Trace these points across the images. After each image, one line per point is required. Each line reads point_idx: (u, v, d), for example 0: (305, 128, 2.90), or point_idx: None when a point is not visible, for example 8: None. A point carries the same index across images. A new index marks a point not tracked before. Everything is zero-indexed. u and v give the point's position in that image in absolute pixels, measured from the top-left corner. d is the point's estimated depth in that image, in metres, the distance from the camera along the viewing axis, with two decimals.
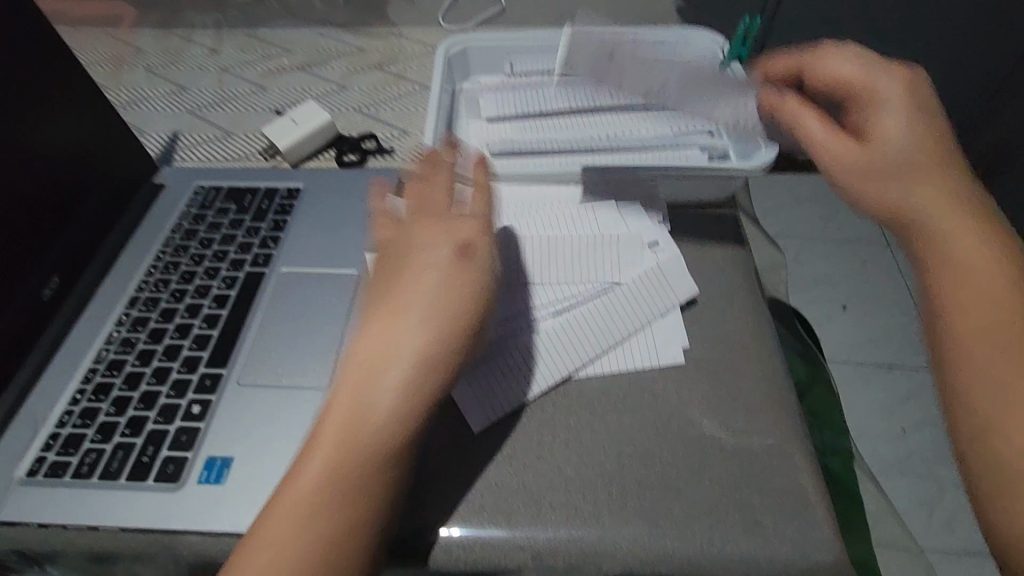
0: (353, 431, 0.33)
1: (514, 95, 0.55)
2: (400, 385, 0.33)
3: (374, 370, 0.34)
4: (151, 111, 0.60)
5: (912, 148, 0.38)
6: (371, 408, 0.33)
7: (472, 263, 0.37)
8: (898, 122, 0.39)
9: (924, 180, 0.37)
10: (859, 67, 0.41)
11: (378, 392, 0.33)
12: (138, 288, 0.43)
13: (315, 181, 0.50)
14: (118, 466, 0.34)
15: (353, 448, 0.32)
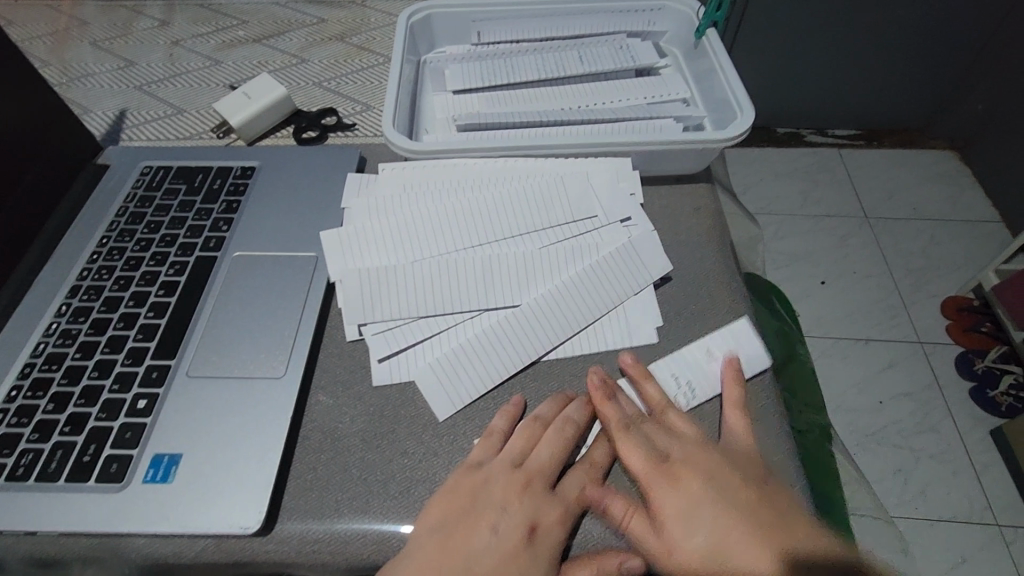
0: (463, 538, 0.31)
1: (481, 66, 0.53)
2: (515, 485, 0.33)
3: (467, 482, 0.33)
4: (96, 88, 0.56)
5: (725, 505, 0.32)
6: (482, 496, 0.32)
7: (556, 431, 0.35)
8: (703, 497, 0.33)
9: (700, 538, 0.32)
10: (655, 462, 0.34)
11: (486, 496, 0.32)
12: (80, 276, 0.40)
13: (271, 159, 0.47)
14: (56, 468, 0.31)
15: (461, 562, 0.30)
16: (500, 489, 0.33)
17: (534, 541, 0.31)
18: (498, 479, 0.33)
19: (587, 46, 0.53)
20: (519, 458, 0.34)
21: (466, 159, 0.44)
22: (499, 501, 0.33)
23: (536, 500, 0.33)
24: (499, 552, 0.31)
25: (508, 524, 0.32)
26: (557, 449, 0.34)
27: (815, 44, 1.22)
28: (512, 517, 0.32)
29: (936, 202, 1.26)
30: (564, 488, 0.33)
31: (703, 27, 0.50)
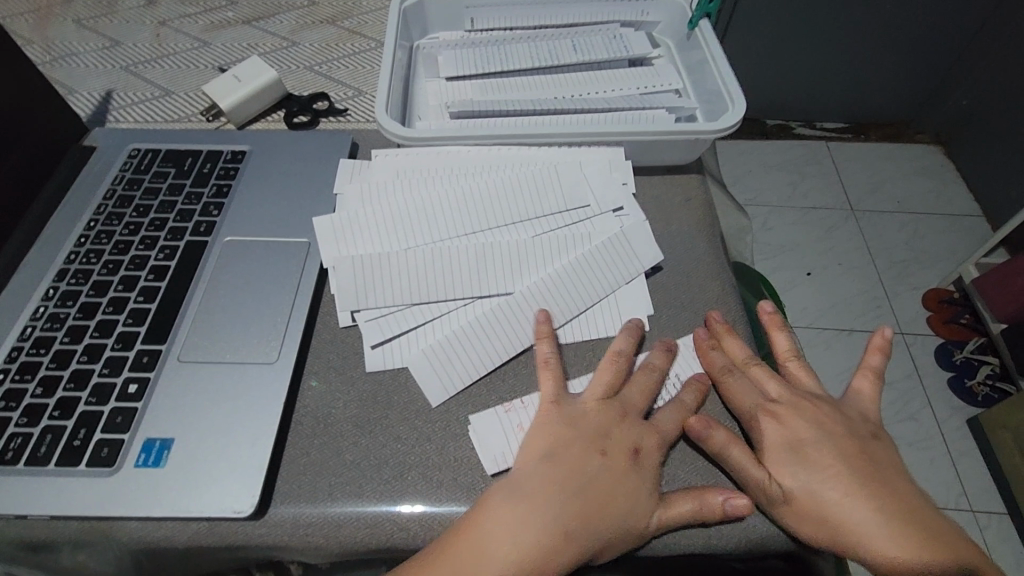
0: (571, 462, 0.32)
1: (474, 52, 0.52)
2: (615, 413, 0.35)
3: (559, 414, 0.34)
4: (81, 68, 0.55)
5: (825, 434, 0.35)
6: (582, 425, 0.34)
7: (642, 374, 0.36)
8: (810, 433, 0.35)
9: (798, 455, 0.34)
10: (758, 397, 0.36)
11: (586, 424, 0.34)
12: (67, 260, 0.40)
13: (261, 143, 0.47)
14: (46, 452, 0.31)
15: (567, 485, 0.32)
16: (598, 418, 0.34)
17: (640, 463, 0.33)
18: (593, 410, 0.35)
19: (581, 35, 0.53)
20: (612, 392, 0.36)
21: (459, 146, 0.44)
22: (600, 430, 0.34)
23: (634, 427, 0.34)
24: (609, 473, 0.32)
25: (614, 447, 0.33)
26: (644, 385, 0.36)
27: (806, 37, 1.22)
28: (616, 441, 0.33)
29: (920, 196, 1.28)
30: (659, 417, 0.34)
31: (696, 18, 0.50)
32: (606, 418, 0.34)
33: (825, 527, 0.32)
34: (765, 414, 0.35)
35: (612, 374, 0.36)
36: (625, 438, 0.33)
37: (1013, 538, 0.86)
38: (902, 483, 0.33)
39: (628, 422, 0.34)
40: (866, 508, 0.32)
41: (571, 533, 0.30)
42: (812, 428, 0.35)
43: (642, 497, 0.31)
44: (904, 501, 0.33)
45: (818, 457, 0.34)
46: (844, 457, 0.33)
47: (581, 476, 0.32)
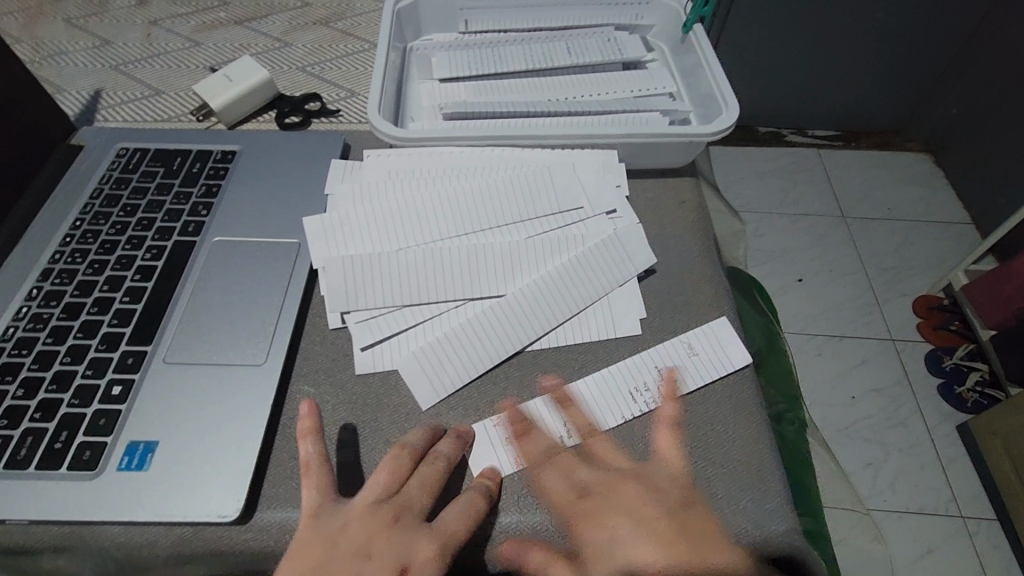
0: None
1: (467, 55, 0.52)
2: (382, 521, 0.30)
3: (314, 533, 0.29)
4: (71, 67, 0.55)
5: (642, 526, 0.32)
6: (339, 544, 0.29)
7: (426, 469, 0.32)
8: (621, 534, 0.32)
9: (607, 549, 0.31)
10: (575, 485, 0.33)
11: (346, 539, 0.29)
12: (52, 259, 0.39)
13: (252, 143, 0.47)
14: (26, 454, 0.30)
15: None
16: (360, 530, 0.30)
17: None
18: (356, 521, 0.30)
19: (575, 38, 0.53)
20: (384, 497, 0.31)
21: (452, 147, 0.44)
22: (361, 547, 0.29)
23: (408, 536, 0.30)
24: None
25: (375, 569, 0.28)
26: (427, 483, 0.32)
27: (797, 45, 1.23)
28: (377, 562, 0.29)
29: (910, 204, 1.29)
30: (438, 521, 0.30)
31: (689, 22, 0.50)
32: (369, 529, 0.30)
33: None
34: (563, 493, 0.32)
35: (390, 474, 0.32)
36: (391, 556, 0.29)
37: (1000, 544, 0.87)
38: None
39: (400, 534, 0.30)
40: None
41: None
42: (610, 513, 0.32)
43: None
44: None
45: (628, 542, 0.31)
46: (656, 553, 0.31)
47: None
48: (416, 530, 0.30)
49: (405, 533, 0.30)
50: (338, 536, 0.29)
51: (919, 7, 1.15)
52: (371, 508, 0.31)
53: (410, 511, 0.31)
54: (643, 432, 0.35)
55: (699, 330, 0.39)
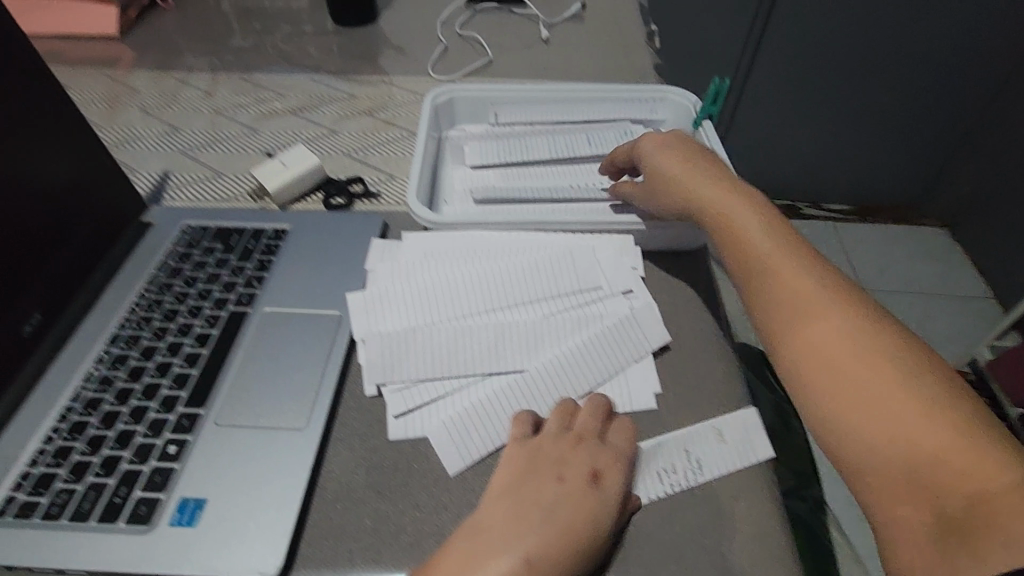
0: (533, 493, 0.34)
1: (498, 144, 0.57)
2: (567, 443, 0.37)
3: (522, 445, 0.37)
4: (144, 150, 0.61)
5: (830, 296, 0.35)
6: (541, 459, 0.36)
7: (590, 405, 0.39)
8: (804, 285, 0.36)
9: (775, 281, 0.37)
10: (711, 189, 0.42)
11: (544, 458, 0.36)
12: (120, 325, 0.43)
13: (301, 222, 0.51)
14: (89, 507, 0.33)
15: (535, 520, 0.33)
16: (554, 449, 0.37)
17: (598, 485, 0.35)
18: (550, 441, 0.37)
19: (595, 130, 0.58)
20: (566, 424, 0.38)
21: (484, 231, 0.48)
22: (558, 459, 0.36)
23: (592, 450, 0.36)
24: (569, 497, 0.34)
25: (574, 476, 0.35)
26: (593, 415, 0.38)
27: (808, 128, 1.28)
28: (574, 472, 0.35)
29: (928, 278, 1.30)
30: (609, 443, 0.37)
31: (699, 119, 0.55)
32: (562, 447, 0.37)
33: (733, 254, 0.39)
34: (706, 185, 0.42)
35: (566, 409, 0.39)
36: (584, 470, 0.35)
37: None
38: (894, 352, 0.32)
39: (582, 450, 0.36)
40: (877, 387, 0.31)
41: (541, 562, 0.32)
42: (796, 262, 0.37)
43: (598, 517, 0.34)
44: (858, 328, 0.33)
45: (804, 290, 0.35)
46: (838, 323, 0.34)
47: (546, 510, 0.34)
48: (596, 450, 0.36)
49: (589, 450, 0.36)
50: (534, 456, 0.36)
51: (925, 95, 1.20)
52: (559, 433, 0.37)
53: (587, 434, 0.37)
54: (660, 504, 0.36)
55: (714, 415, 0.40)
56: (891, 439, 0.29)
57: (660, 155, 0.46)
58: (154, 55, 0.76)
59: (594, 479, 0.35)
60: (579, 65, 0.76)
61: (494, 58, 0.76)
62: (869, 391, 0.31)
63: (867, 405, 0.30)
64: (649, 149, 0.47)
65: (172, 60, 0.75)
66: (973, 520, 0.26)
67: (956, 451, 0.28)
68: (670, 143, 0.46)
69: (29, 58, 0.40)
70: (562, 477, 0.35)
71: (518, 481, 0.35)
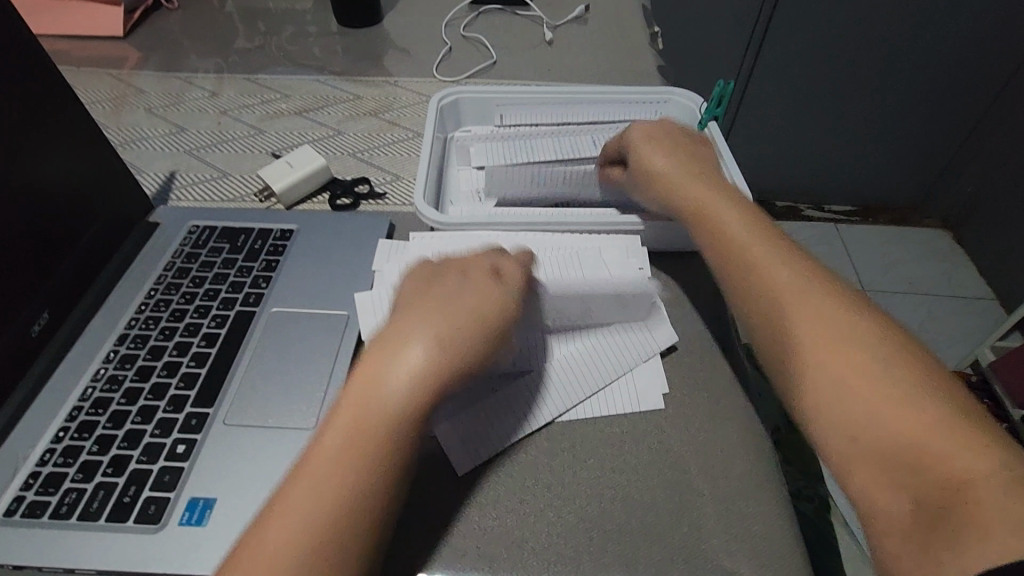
0: (432, 302, 0.37)
1: (504, 145, 0.57)
2: (469, 267, 0.40)
3: (422, 277, 0.40)
4: (149, 151, 0.62)
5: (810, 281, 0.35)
6: (439, 283, 0.38)
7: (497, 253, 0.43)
8: (775, 265, 0.37)
9: (760, 266, 0.37)
10: (688, 176, 0.45)
11: (444, 280, 0.38)
12: (128, 325, 0.43)
13: (307, 222, 0.52)
14: (98, 506, 0.33)
15: (430, 320, 0.35)
16: (454, 272, 0.39)
17: (494, 292, 0.38)
18: (448, 270, 0.40)
19: (600, 131, 0.58)
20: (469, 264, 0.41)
21: (491, 232, 0.48)
22: (460, 278, 0.39)
23: (489, 263, 0.40)
24: (468, 299, 0.37)
25: (472, 285, 0.38)
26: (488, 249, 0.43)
27: (811, 129, 1.28)
28: (472, 284, 0.38)
29: (930, 279, 1.31)
30: (508, 259, 0.42)
31: (704, 120, 0.55)
32: (463, 270, 0.39)
33: (706, 244, 0.41)
34: (687, 176, 0.45)
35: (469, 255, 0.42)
36: (479, 280, 0.38)
37: None
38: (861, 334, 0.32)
39: (479, 265, 0.40)
40: (856, 365, 0.31)
41: (452, 340, 0.34)
42: (770, 244, 0.38)
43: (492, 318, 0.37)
44: (835, 312, 0.33)
45: (778, 275, 0.36)
46: (823, 304, 0.34)
47: (443, 313, 0.36)
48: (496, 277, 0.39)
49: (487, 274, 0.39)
50: (431, 282, 0.38)
51: (928, 96, 1.20)
52: (462, 264, 0.40)
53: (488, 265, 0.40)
54: (667, 504, 0.36)
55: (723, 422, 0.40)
56: (873, 426, 0.29)
57: (643, 150, 0.47)
58: (159, 55, 0.76)
59: (488, 290, 0.38)
60: (583, 66, 0.76)
61: (499, 59, 0.77)
62: (854, 371, 0.31)
63: (850, 390, 0.31)
64: (636, 143, 0.48)
65: (177, 60, 0.75)
66: (946, 500, 0.26)
67: (929, 427, 0.28)
68: (654, 139, 0.48)
69: (37, 59, 0.40)
70: (460, 290, 0.37)
71: (417, 303, 0.37)
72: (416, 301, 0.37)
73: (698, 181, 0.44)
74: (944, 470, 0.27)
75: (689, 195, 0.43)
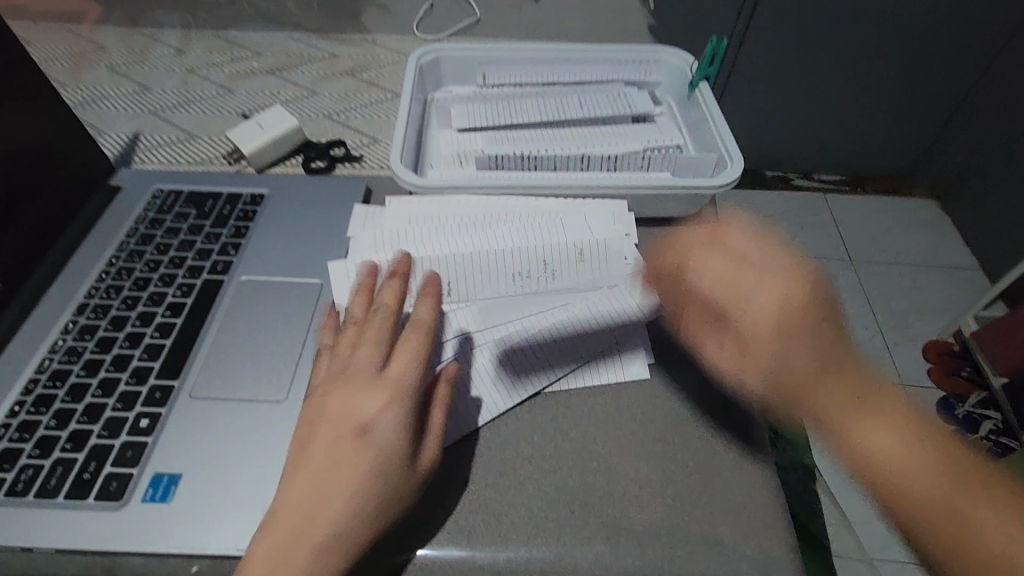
0: (322, 449, 0.31)
1: (486, 106, 0.55)
2: (345, 383, 0.34)
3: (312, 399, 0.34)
4: (111, 111, 0.58)
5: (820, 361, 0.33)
6: (320, 411, 0.33)
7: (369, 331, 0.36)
8: (795, 352, 0.33)
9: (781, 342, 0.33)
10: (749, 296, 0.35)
11: (322, 408, 0.33)
12: (88, 294, 0.41)
13: (279, 187, 0.49)
14: (56, 483, 0.32)
15: (326, 478, 0.30)
16: (335, 391, 0.33)
17: (374, 421, 0.32)
18: (333, 387, 0.34)
19: (587, 92, 0.56)
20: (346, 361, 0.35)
21: (471, 196, 0.46)
22: (341, 403, 0.33)
23: (360, 390, 0.33)
24: (353, 440, 0.31)
25: (345, 415, 0.32)
26: (377, 334, 0.36)
27: (804, 93, 1.26)
28: (355, 414, 0.32)
29: (917, 248, 1.30)
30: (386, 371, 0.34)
31: (696, 80, 0.53)
32: (340, 386, 0.34)
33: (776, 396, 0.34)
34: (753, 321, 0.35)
35: (351, 342, 0.36)
36: (354, 415, 0.32)
37: None
38: (905, 408, 0.33)
39: (354, 390, 0.33)
40: (878, 438, 0.32)
41: (356, 509, 0.30)
42: (806, 331, 0.33)
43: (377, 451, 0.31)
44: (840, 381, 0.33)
45: (795, 349, 0.33)
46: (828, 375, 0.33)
47: (336, 465, 0.31)
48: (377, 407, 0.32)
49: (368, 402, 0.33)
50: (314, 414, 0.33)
51: (922, 60, 1.18)
52: (342, 380, 0.34)
53: (370, 381, 0.33)
54: (650, 477, 0.35)
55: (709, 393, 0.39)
56: (902, 489, 0.31)
57: (755, 269, 0.35)
58: (122, 9, 0.71)
59: (369, 426, 0.32)
60: (571, 24, 0.72)
61: (483, 17, 0.73)
62: (871, 440, 0.32)
63: (869, 454, 0.32)
64: (700, 265, 0.37)
65: (141, 15, 0.71)
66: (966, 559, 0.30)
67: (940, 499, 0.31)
68: (754, 242, 0.37)
69: None
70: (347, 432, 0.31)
71: (308, 437, 0.32)
72: (307, 435, 0.32)
73: (767, 284, 0.35)
74: (941, 540, 0.31)
75: (807, 394, 0.33)
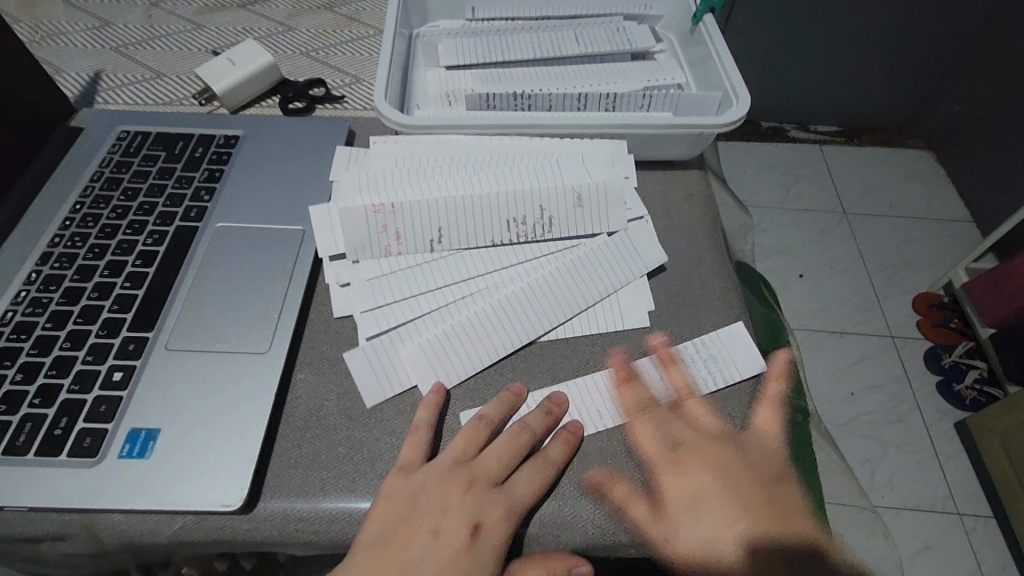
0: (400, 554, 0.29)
1: (476, 41, 0.51)
2: (457, 485, 0.32)
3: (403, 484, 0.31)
4: (70, 48, 0.54)
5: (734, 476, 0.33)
6: (413, 511, 0.30)
7: (502, 440, 0.33)
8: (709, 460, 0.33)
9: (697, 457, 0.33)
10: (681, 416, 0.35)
11: (422, 506, 0.31)
12: (51, 243, 0.38)
13: (255, 128, 0.46)
14: (26, 440, 0.30)
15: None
16: (439, 491, 0.31)
17: (473, 540, 0.30)
18: (434, 480, 0.31)
19: (584, 27, 0.52)
20: (465, 457, 0.33)
21: (459, 135, 0.43)
22: (439, 504, 0.31)
23: (474, 503, 0.31)
24: (445, 557, 0.29)
25: (451, 527, 0.30)
26: (510, 448, 0.33)
27: (804, 39, 1.21)
28: (452, 528, 0.30)
29: (912, 201, 1.28)
30: (510, 488, 0.32)
31: (700, 13, 0.49)
32: (447, 489, 0.31)
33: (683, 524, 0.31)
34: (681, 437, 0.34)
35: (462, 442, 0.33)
36: (457, 533, 0.30)
37: (997, 542, 0.88)
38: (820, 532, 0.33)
39: (468, 496, 0.31)
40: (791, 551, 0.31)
41: None
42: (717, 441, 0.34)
43: None
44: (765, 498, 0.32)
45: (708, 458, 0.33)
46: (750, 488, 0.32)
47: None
48: (480, 530, 0.30)
49: (476, 520, 0.30)
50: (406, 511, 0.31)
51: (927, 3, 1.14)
52: (457, 482, 0.32)
53: (487, 497, 0.31)
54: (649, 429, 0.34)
55: (710, 337, 0.38)
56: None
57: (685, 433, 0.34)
58: None
59: (468, 553, 0.30)
60: None
61: None
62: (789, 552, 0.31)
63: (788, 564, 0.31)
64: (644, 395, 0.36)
65: None
66: None
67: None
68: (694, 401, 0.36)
69: None
70: (446, 548, 0.30)
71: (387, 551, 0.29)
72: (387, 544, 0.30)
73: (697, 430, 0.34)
74: None
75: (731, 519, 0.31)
